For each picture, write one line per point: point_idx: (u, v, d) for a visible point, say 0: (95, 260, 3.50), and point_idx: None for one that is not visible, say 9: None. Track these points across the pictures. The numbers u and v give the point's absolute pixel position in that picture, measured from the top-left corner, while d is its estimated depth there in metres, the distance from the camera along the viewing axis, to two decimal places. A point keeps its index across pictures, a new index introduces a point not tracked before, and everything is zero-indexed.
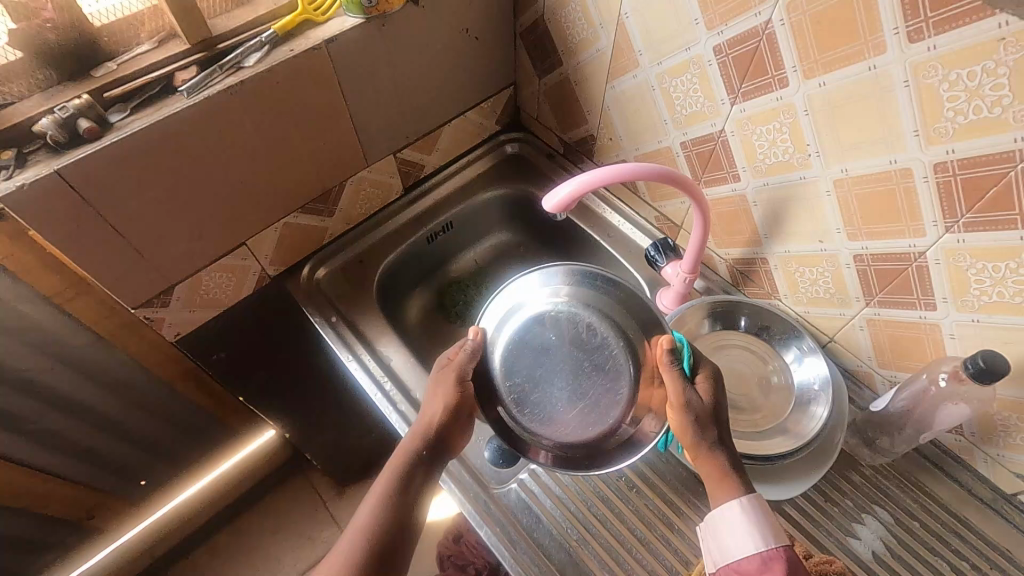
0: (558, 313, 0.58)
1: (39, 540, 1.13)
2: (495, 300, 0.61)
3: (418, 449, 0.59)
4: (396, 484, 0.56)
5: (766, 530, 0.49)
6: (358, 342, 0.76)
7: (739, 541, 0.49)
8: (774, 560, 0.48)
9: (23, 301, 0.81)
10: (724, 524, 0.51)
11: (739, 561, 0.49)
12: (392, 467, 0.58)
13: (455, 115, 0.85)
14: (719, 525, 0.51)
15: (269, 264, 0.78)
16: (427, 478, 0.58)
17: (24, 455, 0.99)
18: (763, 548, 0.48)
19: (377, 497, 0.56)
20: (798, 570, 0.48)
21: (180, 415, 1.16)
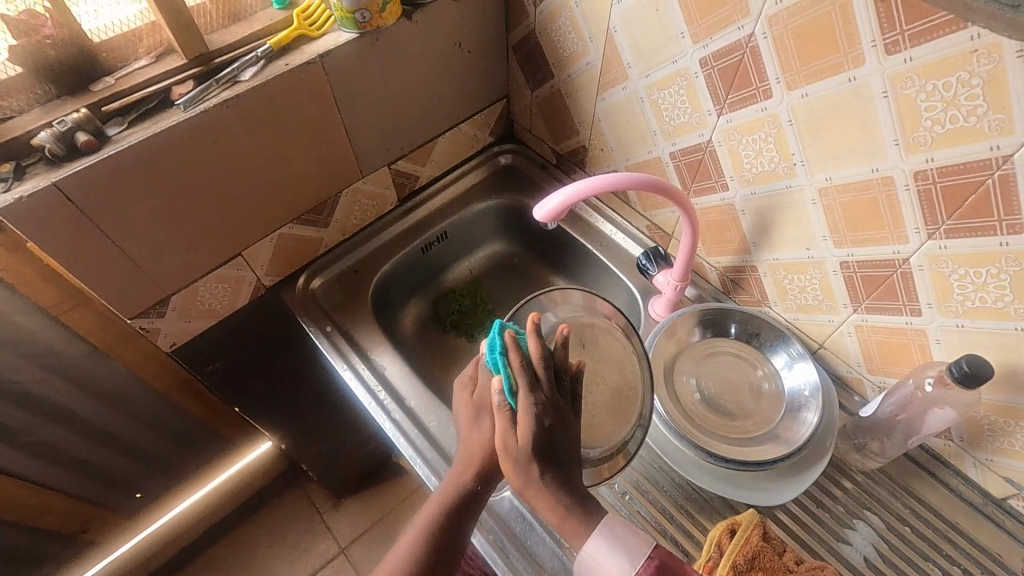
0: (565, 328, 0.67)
1: (32, 553, 1.12)
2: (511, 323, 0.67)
3: (471, 482, 0.57)
4: (448, 503, 0.56)
5: (628, 548, 0.49)
6: (353, 351, 0.77)
7: (615, 571, 0.49)
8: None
9: (20, 313, 0.82)
10: (593, 567, 0.50)
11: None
12: (441, 494, 0.57)
13: (449, 127, 0.86)
14: (593, 564, 0.50)
15: (264, 274, 0.78)
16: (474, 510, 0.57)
17: (19, 468, 0.99)
18: (636, 567, 0.48)
19: (431, 512, 0.57)
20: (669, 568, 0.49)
21: (175, 426, 1.16)
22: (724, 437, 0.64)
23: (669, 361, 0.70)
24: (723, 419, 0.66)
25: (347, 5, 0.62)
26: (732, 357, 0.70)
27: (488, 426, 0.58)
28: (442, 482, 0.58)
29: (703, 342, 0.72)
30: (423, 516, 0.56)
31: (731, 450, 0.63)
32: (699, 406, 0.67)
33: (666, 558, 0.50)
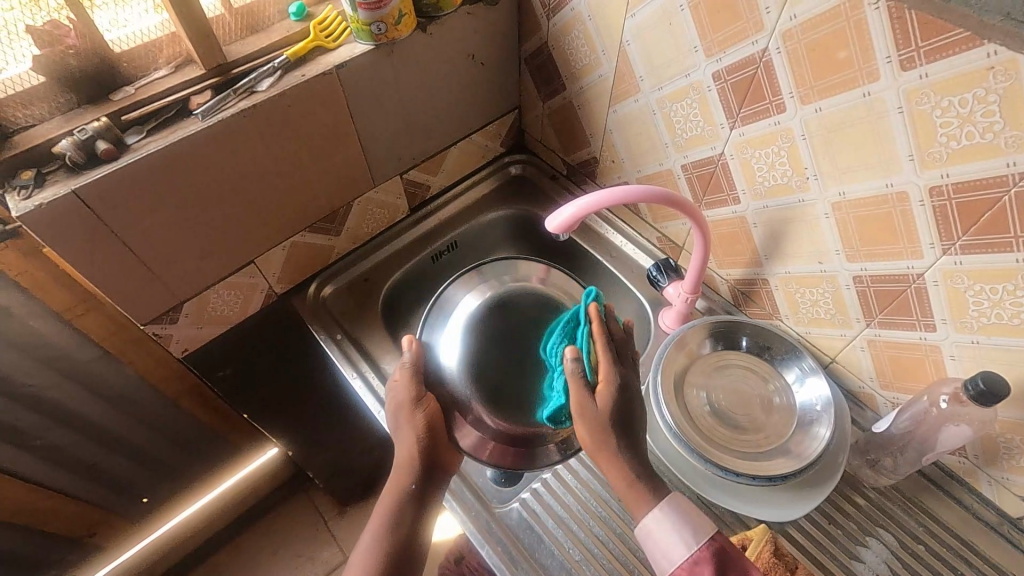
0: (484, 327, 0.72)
1: (39, 557, 1.13)
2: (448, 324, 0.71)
3: (411, 483, 0.59)
4: (392, 509, 0.57)
5: (692, 528, 0.51)
6: (363, 359, 0.77)
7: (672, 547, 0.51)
8: (701, 564, 0.50)
9: (35, 318, 0.83)
10: (654, 536, 0.52)
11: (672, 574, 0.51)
12: (385, 502, 0.58)
13: (461, 137, 0.87)
14: (648, 537, 0.52)
15: (276, 281, 0.79)
16: (420, 507, 0.58)
17: (29, 471, 0.99)
18: (694, 550, 0.50)
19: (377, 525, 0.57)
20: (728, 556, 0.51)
21: (183, 431, 1.16)
22: (734, 450, 0.64)
23: (680, 374, 0.70)
24: (733, 433, 0.66)
25: (364, 17, 0.63)
26: (742, 370, 0.70)
27: (412, 425, 0.60)
28: (384, 491, 0.59)
29: (713, 354, 0.71)
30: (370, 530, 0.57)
31: (742, 464, 0.62)
32: (709, 418, 0.67)
33: (727, 546, 0.51)
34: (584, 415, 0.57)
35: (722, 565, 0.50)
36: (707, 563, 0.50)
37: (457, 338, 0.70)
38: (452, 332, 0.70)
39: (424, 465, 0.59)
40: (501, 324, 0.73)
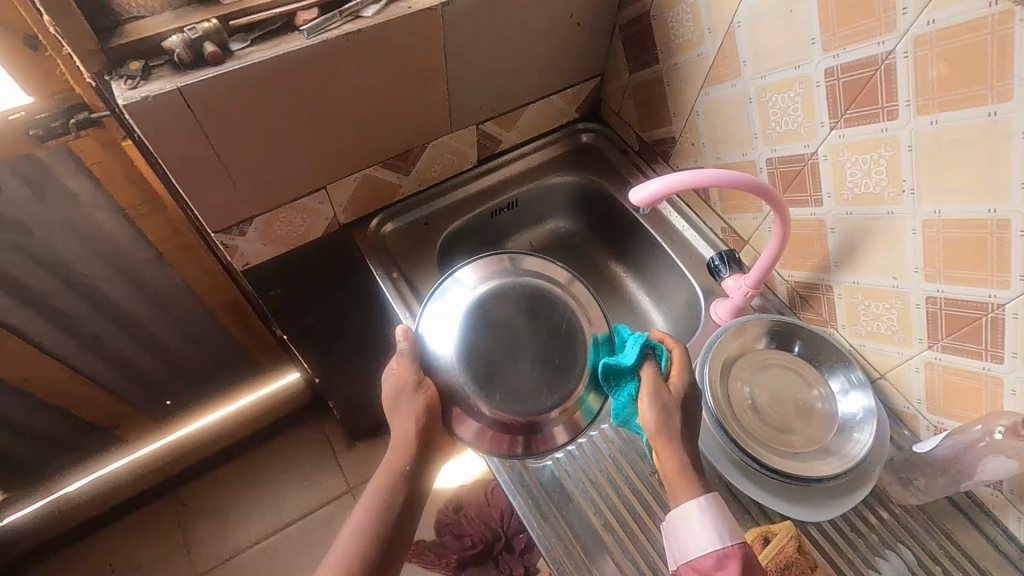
0: (480, 303, 0.61)
1: (66, 437, 1.18)
2: (444, 297, 0.63)
3: (405, 464, 0.60)
4: (389, 491, 0.60)
5: (723, 530, 0.54)
6: (415, 300, 0.78)
7: (701, 539, 0.54)
8: (730, 559, 0.53)
9: (102, 211, 0.86)
10: (690, 525, 0.55)
11: (696, 558, 0.54)
12: (383, 478, 0.60)
13: (541, 97, 0.86)
14: (682, 530, 0.55)
15: (341, 211, 0.80)
16: (413, 486, 0.61)
17: (70, 353, 1.04)
18: (721, 547, 0.54)
19: (372, 502, 0.60)
20: (750, 568, 0.53)
21: (215, 340, 1.20)
22: (767, 447, 0.65)
23: (727, 365, 0.70)
24: (768, 430, 0.67)
25: None
26: (786, 372, 0.70)
27: (414, 406, 0.60)
28: (381, 466, 0.61)
29: (763, 352, 0.72)
30: (365, 499, 0.60)
31: (774, 461, 0.64)
32: (749, 413, 0.67)
33: (751, 559, 0.54)
34: (660, 394, 0.58)
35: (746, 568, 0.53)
36: (735, 559, 0.53)
37: (452, 327, 0.61)
38: (450, 319, 0.61)
39: (419, 446, 0.60)
40: (505, 305, 0.62)
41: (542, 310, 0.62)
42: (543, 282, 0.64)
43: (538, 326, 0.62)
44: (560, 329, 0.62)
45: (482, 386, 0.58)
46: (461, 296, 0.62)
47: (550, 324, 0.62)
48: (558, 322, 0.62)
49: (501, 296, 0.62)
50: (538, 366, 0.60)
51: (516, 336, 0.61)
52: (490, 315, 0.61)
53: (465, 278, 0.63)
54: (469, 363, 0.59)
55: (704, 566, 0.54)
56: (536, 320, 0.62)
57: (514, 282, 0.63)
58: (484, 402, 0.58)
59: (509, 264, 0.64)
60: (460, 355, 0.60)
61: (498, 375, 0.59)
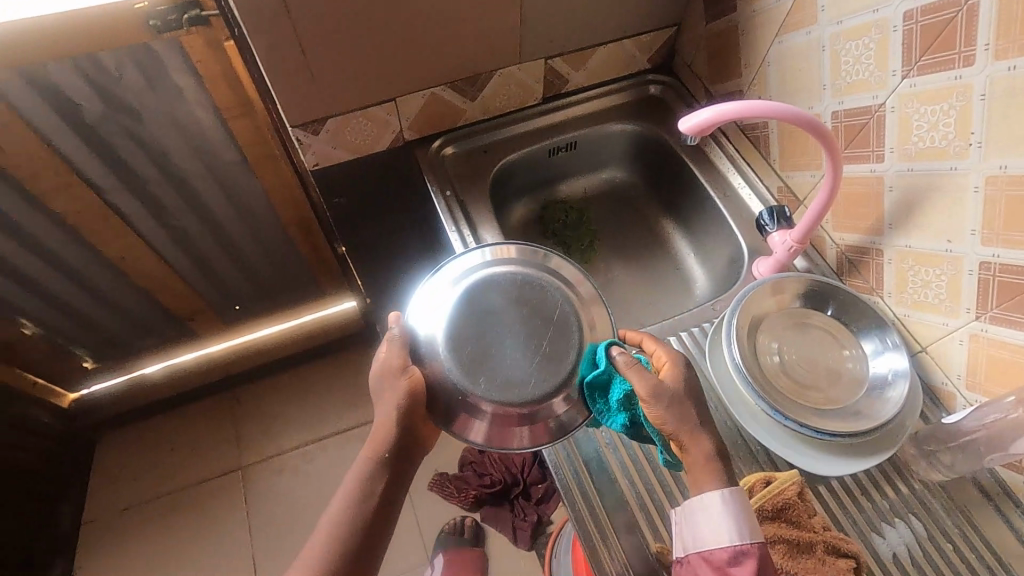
0: (467, 293, 0.61)
1: (149, 320, 1.33)
2: (433, 286, 0.62)
3: (384, 451, 0.56)
4: (366, 484, 0.55)
5: (744, 525, 0.52)
6: (463, 218, 0.82)
7: (719, 530, 0.52)
8: (747, 555, 0.50)
9: (201, 109, 0.96)
10: (710, 514, 0.53)
11: (710, 549, 0.52)
12: (359, 469, 0.56)
13: (613, 39, 0.86)
14: (701, 518, 0.53)
15: (407, 127, 0.84)
16: (393, 477, 0.56)
17: (160, 243, 1.16)
18: (738, 542, 0.51)
19: (348, 499, 0.54)
20: (767, 568, 0.50)
21: (284, 253, 1.30)
22: (789, 397, 0.64)
23: (759, 316, 0.70)
24: (792, 383, 0.66)
25: None
26: (818, 331, 0.69)
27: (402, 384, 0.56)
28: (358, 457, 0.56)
29: (799, 310, 0.71)
30: (339, 497, 0.55)
31: (793, 409, 0.63)
32: (774, 365, 0.67)
33: (769, 560, 0.51)
34: (662, 392, 0.55)
35: (764, 567, 0.50)
36: (754, 556, 0.50)
37: (441, 316, 0.60)
38: (438, 308, 0.60)
39: (402, 430, 0.56)
40: (501, 296, 0.62)
41: (532, 304, 0.62)
42: (541, 274, 0.63)
43: (526, 319, 0.61)
44: (550, 322, 0.61)
45: (470, 373, 0.57)
46: (459, 286, 0.61)
47: (539, 317, 0.61)
48: (548, 316, 0.61)
49: (491, 288, 0.62)
50: (527, 359, 0.59)
51: (504, 328, 0.60)
52: (488, 307, 0.61)
53: (457, 268, 0.63)
54: (456, 354, 0.58)
55: (718, 558, 0.52)
56: (535, 313, 0.61)
57: (506, 274, 0.63)
58: (475, 391, 0.57)
59: (502, 259, 0.64)
60: (448, 344, 0.58)
61: (485, 365, 0.58)
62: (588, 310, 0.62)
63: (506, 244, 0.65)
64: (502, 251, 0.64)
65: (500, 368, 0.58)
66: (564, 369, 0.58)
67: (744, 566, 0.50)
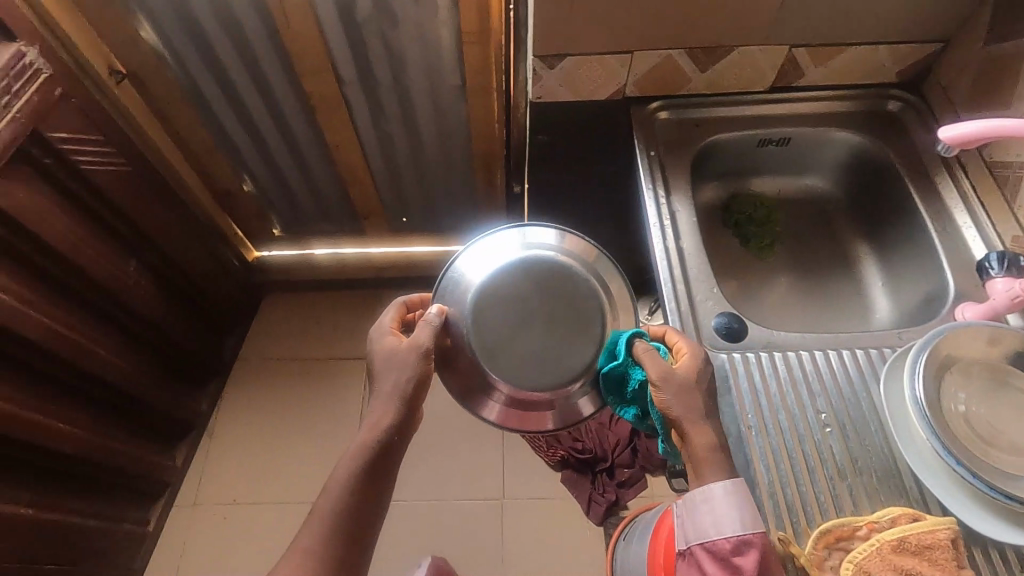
0: (499, 276, 0.64)
1: (336, 206, 1.53)
2: (465, 266, 0.65)
3: (386, 434, 0.62)
4: (362, 463, 0.61)
5: (747, 514, 0.55)
6: (661, 181, 0.84)
7: (725, 520, 0.56)
8: (750, 544, 0.54)
9: (446, 31, 1.07)
10: (715, 504, 0.56)
11: (714, 541, 0.56)
12: (355, 452, 0.62)
13: (869, 42, 0.82)
14: (705, 509, 0.57)
15: (632, 82, 0.87)
16: (389, 460, 0.62)
17: (369, 143, 1.33)
18: (743, 533, 0.55)
19: (342, 479, 0.61)
20: (768, 557, 0.55)
21: (463, 176, 1.44)
22: (967, 447, 0.60)
23: (956, 359, 0.65)
24: (973, 435, 0.61)
25: None
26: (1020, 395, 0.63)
27: (411, 377, 0.63)
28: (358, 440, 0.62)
29: (1005, 367, 0.65)
30: (336, 479, 0.61)
31: (970, 460, 0.59)
32: (959, 413, 0.62)
33: (769, 550, 0.55)
34: (671, 379, 0.59)
35: (764, 559, 0.54)
36: (757, 546, 0.54)
37: (469, 298, 0.64)
38: (468, 290, 0.64)
39: (406, 413, 0.63)
40: (532, 281, 0.64)
41: (562, 293, 0.65)
42: (566, 262, 0.66)
43: (551, 308, 0.64)
44: (575, 315, 0.65)
45: (494, 359, 0.62)
46: (487, 268, 0.64)
47: (565, 308, 0.65)
48: (574, 308, 0.65)
49: (525, 274, 0.64)
50: (548, 347, 0.63)
51: (529, 315, 0.64)
52: (509, 295, 0.64)
53: (494, 248, 0.66)
54: (480, 339, 0.62)
55: (724, 547, 0.55)
56: (559, 302, 0.65)
57: (541, 260, 0.65)
58: (498, 375, 0.62)
59: (541, 243, 0.66)
60: (473, 331, 0.63)
61: (507, 353, 0.63)
62: (612, 305, 0.66)
63: (546, 227, 0.68)
64: (542, 234, 0.67)
65: (523, 355, 0.63)
66: (581, 361, 0.64)
67: (746, 556, 0.54)
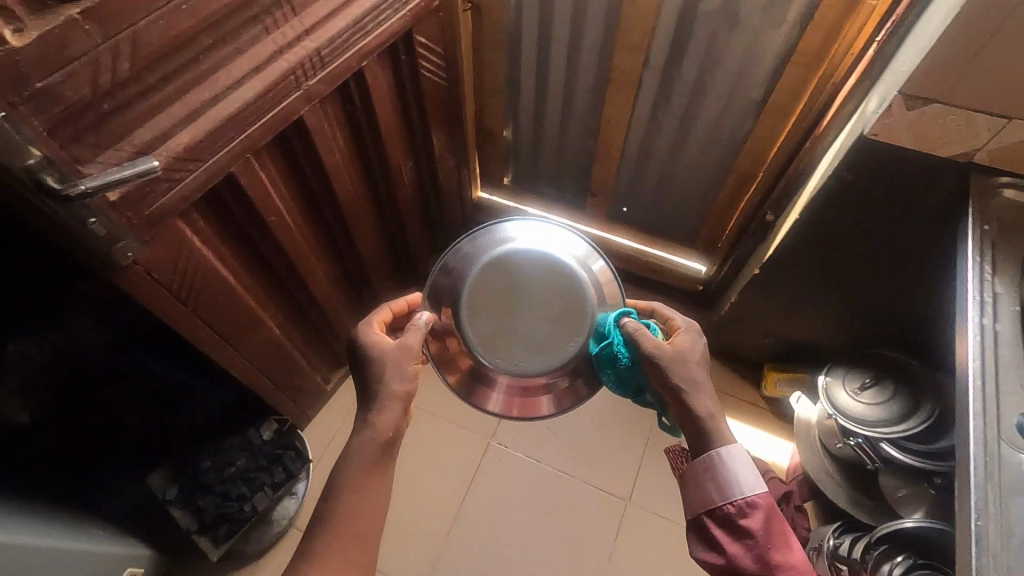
0: (492, 264, 0.99)
1: (572, 175, 1.63)
2: (479, 250, 1.00)
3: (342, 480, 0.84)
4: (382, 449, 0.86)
5: (750, 480, 0.83)
6: (991, 260, 0.83)
7: (740, 486, 0.83)
8: (757, 507, 0.82)
9: (775, 52, 1.10)
10: (722, 468, 0.84)
11: (723, 505, 0.84)
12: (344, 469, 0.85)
13: None
14: (716, 476, 0.84)
15: (988, 147, 0.83)
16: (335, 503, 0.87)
17: (636, 129, 1.39)
18: (753, 496, 0.83)
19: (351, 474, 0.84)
20: (774, 511, 0.83)
21: (703, 190, 1.48)
22: None
23: None
24: None
25: None
26: None
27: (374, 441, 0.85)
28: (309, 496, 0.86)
29: None
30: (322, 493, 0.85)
31: None
32: None
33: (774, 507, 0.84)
34: (681, 356, 0.88)
35: (769, 518, 0.82)
36: (765, 506, 0.83)
37: (479, 273, 0.98)
38: (477, 271, 0.99)
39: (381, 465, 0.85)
40: (524, 274, 0.99)
41: (544, 267, 0.99)
42: (579, 274, 0.99)
43: (545, 293, 0.98)
44: (548, 259, 1.00)
45: (486, 351, 0.97)
46: (515, 243, 1.00)
47: (537, 260, 0.99)
48: (523, 234, 1.02)
49: (506, 257, 0.99)
50: (547, 326, 0.97)
51: (531, 295, 0.98)
52: (530, 283, 0.99)
53: (484, 242, 1.01)
54: (488, 313, 0.98)
55: (735, 511, 0.83)
56: (547, 313, 0.98)
57: (515, 253, 0.99)
58: (493, 361, 0.97)
59: (513, 230, 1.02)
60: (472, 317, 0.97)
61: (514, 331, 0.97)
62: (602, 293, 1.01)
63: (518, 222, 1.03)
64: (504, 256, 0.99)
65: (523, 335, 0.97)
66: (562, 349, 0.96)
67: (756, 515, 0.82)
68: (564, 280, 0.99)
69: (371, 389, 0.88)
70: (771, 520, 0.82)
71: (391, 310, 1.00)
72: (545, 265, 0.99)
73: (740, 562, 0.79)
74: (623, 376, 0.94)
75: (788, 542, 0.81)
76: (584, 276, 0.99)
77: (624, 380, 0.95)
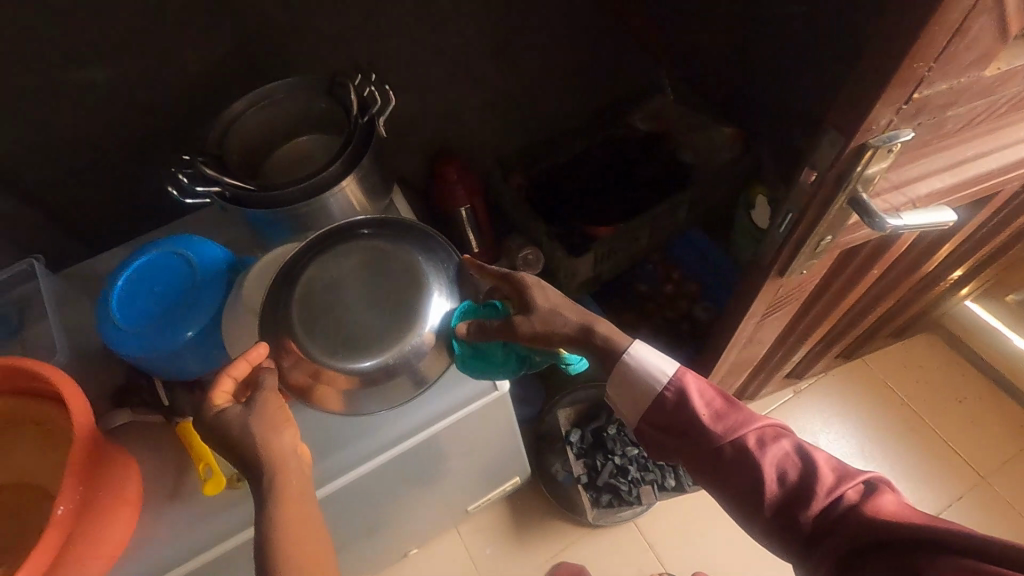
0: (307, 274, 0.72)
1: None
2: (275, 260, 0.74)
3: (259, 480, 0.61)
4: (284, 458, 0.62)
5: (659, 367, 0.66)
6: None
7: (654, 376, 0.66)
8: (688, 394, 0.65)
9: None
10: (633, 363, 0.67)
11: (656, 410, 0.67)
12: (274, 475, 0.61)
13: None
14: (633, 376, 0.67)
15: None
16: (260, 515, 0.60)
17: None
18: (672, 378, 0.66)
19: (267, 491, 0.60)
20: (711, 386, 0.67)
21: None
22: None
23: None
24: None
25: None
26: None
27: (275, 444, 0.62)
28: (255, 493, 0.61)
29: None
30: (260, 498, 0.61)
31: None
32: None
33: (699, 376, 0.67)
34: (512, 330, 0.67)
35: (706, 397, 0.65)
36: (696, 382, 0.66)
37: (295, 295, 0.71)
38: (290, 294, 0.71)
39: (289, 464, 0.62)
40: (350, 277, 0.73)
41: (377, 254, 0.74)
42: (399, 249, 0.74)
43: (375, 289, 0.72)
44: (379, 259, 0.74)
45: (341, 360, 0.69)
46: (320, 249, 0.74)
47: (374, 249, 0.74)
48: (373, 229, 0.76)
49: (319, 266, 0.72)
50: (397, 325, 0.71)
51: (362, 301, 0.72)
52: (333, 276, 0.72)
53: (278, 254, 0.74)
54: (318, 334, 0.70)
55: (671, 412, 0.66)
56: (386, 295, 0.72)
57: (329, 255, 0.73)
58: (350, 365, 0.69)
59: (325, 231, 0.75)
60: (305, 336, 0.69)
61: (353, 339, 0.70)
62: (439, 258, 0.75)
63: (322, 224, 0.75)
64: (322, 253, 0.73)
65: (375, 334, 0.70)
66: (433, 304, 0.72)
67: (694, 406, 0.64)
68: (395, 261, 0.74)
69: (253, 465, 0.60)
70: (716, 400, 0.65)
71: (238, 380, 0.64)
72: (338, 246, 0.74)
73: (692, 455, 0.65)
74: (497, 363, 0.73)
75: (705, 394, 0.66)
76: (390, 232, 0.76)
77: (499, 364, 0.73)
